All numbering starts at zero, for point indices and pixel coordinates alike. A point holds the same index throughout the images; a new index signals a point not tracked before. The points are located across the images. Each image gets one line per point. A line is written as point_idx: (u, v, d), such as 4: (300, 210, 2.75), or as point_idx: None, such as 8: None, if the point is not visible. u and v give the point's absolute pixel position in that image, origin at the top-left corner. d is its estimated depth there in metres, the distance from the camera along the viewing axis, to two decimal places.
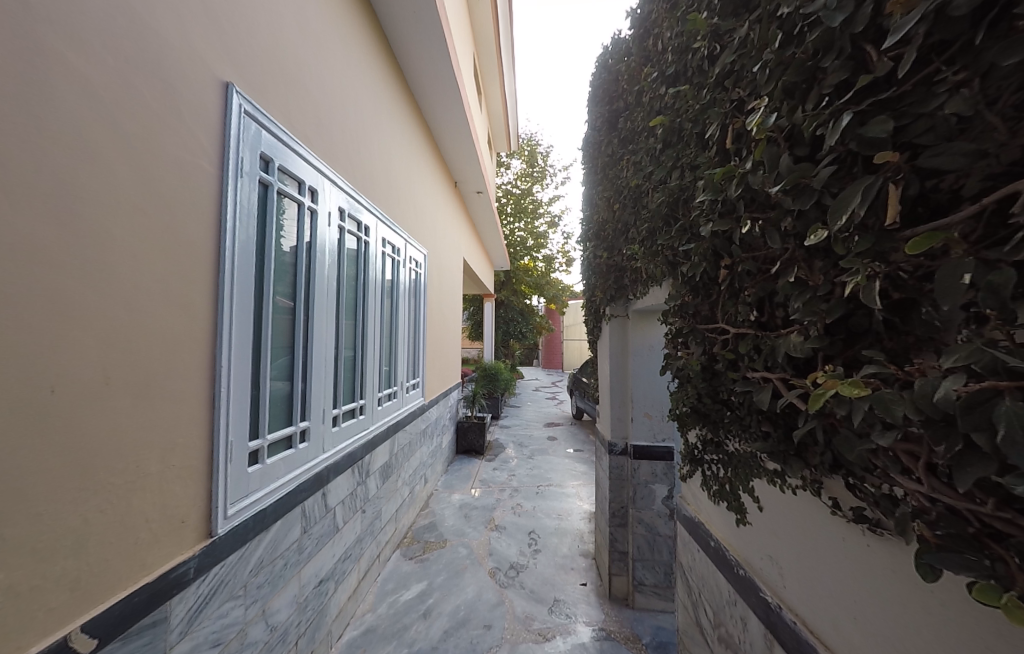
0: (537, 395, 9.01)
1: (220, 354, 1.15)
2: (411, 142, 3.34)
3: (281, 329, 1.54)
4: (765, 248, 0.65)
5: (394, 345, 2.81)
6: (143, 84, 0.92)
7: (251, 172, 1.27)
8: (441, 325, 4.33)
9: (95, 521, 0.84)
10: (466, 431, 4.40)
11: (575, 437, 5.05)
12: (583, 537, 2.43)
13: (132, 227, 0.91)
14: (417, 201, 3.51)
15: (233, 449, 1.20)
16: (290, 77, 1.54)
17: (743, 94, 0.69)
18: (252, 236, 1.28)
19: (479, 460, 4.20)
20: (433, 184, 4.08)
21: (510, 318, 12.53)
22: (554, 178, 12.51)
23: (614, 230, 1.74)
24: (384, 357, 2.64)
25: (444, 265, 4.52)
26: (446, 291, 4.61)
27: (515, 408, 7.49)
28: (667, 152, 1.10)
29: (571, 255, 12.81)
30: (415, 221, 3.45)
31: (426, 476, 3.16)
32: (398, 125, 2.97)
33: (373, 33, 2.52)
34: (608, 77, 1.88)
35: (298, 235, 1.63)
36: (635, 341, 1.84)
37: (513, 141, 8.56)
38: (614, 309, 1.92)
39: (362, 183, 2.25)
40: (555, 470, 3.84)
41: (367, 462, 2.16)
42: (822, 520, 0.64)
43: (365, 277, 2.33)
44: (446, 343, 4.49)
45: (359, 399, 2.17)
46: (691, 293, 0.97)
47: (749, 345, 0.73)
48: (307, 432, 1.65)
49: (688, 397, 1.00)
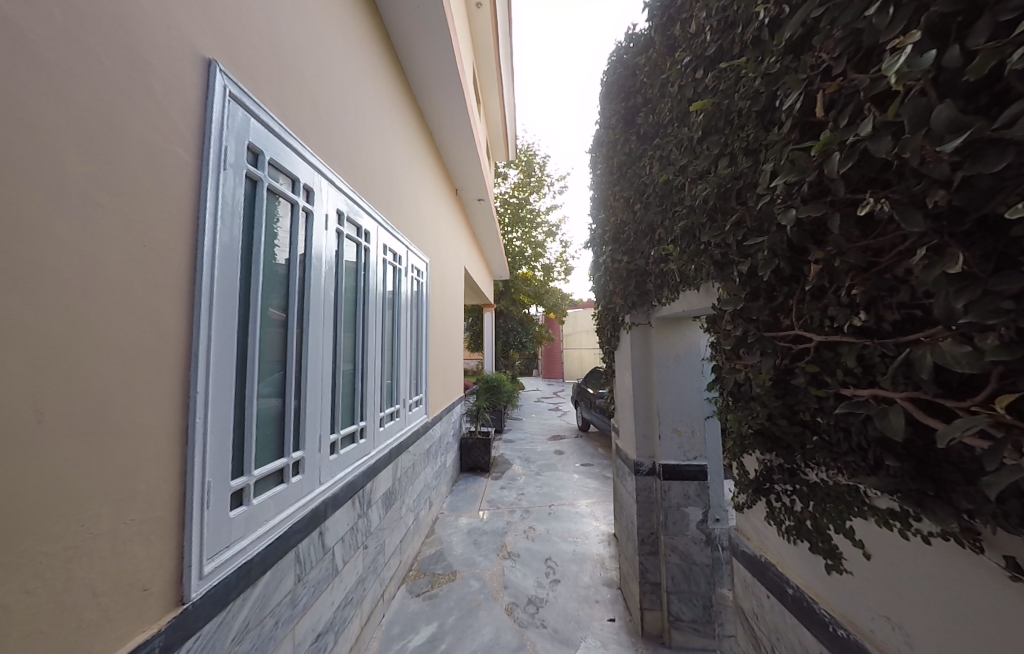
0: (540, 407, 8.81)
1: (196, 379, 1.00)
2: (413, 149, 3.27)
3: (271, 345, 1.39)
4: (880, 235, 0.55)
5: (396, 361, 2.67)
6: (103, 50, 0.80)
7: (236, 164, 1.15)
8: (443, 337, 4.20)
9: (19, 606, 0.67)
10: (470, 448, 4.21)
11: (584, 451, 4.86)
12: (604, 564, 2.26)
13: (86, 217, 0.77)
14: (418, 209, 3.41)
15: (211, 491, 1.04)
16: (287, 63, 1.42)
17: (831, 54, 0.62)
18: (236, 244, 1.15)
19: (485, 478, 4.01)
20: (434, 193, 4.00)
21: (510, 328, 12.42)
22: (551, 188, 12.53)
23: (635, 232, 1.64)
24: (386, 371, 2.49)
25: (445, 275, 4.40)
26: (447, 302, 4.49)
27: (518, 420, 7.31)
28: (709, 139, 1.00)
29: (569, 264, 12.75)
30: (416, 230, 3.34)
31: (431, 498, 2.98)
32: (400, 132, 2.89)
33: (376, 36, 2.46)
34: (625, 73, 1.79)
35: (294, 240, 1.50)
36: (661, 351, 1.71)
37: (510, 150, 8.56)
38: (634, 317, 1.82)
39: (362, 186, 2.12)
40: (567, 488, 3.65)
41: (368, 492, 1.97)
42: (984, 585, 0.49)
43: (364, 287, 2.19)
44: (448, 356, 4.34)
45: (359, 421, 2.00)
46: (751, 297, 0.85)
47: (856, 360, 0.60)
48: (301, 463, 1.49)
49: (752, 417, 0.85)
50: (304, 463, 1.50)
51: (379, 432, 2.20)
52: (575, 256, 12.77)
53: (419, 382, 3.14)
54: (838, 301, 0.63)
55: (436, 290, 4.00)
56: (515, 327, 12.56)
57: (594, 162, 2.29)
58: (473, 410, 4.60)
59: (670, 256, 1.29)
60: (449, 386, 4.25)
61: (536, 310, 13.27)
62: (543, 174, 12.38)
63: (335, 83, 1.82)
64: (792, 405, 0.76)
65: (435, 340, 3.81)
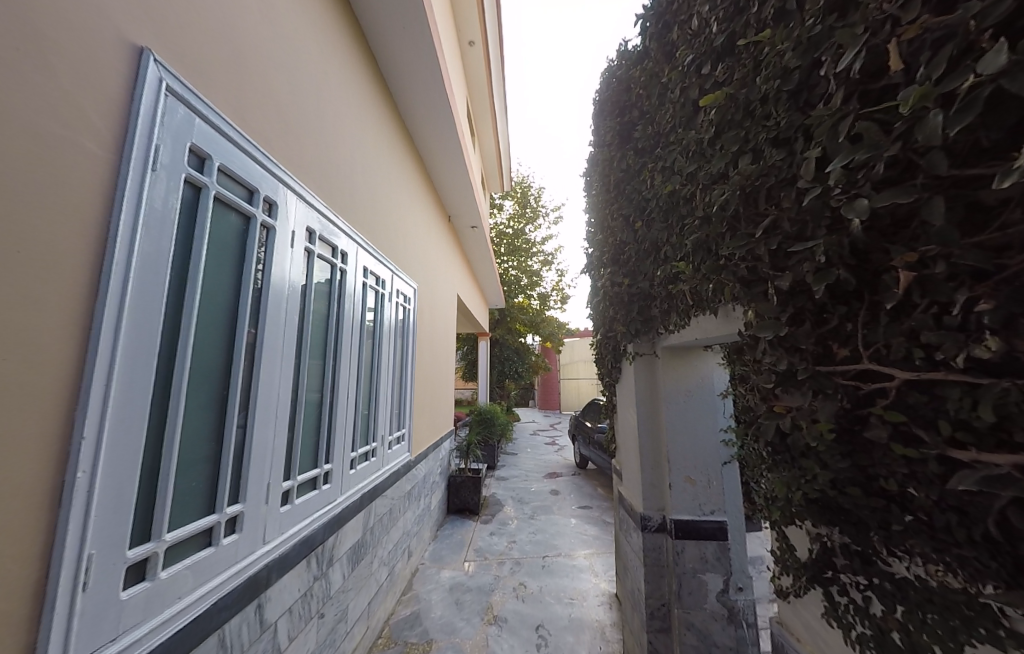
0: (537, 441, 8.42)
1: (88, 387, 0.93)
2: (403, 176, 3.32)
3: (211, 369, 1.34)
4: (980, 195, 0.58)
5: (376, 392, 2.57)
6: (12, 51, 0.81)
7: (171, 170, 1.14)
8: (433, 365, 4.04)
9: None
10: (458, 487, 3.90)
11: (581, 491, 4.54)
12: (603, 633, 1.97)
13: None
14: (408, 234, 3.40)
15: (89, 554, 0.92)
16: (250, 76, 1.49)
17: (890, 11, 0.63)
18: (161, 255, 1.10)
19: (474, 522, 3.69)
20: (427, 220, 4.01)
21: (505, 358, 12.21)
22: (547, 219, 12.69)
23: (638, 250, 1.58)
24: (363, 399, 2.38)
25: (438, 302, 4.31)
26: (439, 329, 4.32)
27: (512, 455, 6.97)
28: (726, 133, 0.98)
29: (566, 294, 12.69)
30: (405, 254, 3.31)
31: (411, 548, 2.66)
32: (386, 160, 2.95)
33: (364, 67, 2.58)
34: (617, 90, 1.73)
35: (247, 262, 1.47)
36: (668, 384, 1.65)
37: (507, 181, 8.69)
38: (638, 346, 1.79)
39: (337, 202, 2.16)
40: (562, 534, 3.35)
41: (332, 548, 1.86)
42: None
43: (338, 312, 2.16)
44: (438, 386, 4.16)
45: (324, 464, 1.93)
46: (794, 319, 0.87)
47: (991, 410, 0.56)
48: (238, 519, 1.40)
49: (824, 495, 0.88)
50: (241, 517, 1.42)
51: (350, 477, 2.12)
52: (571, 286, 12.77)
53: (406, 415, 3.01)
54: (915, 350, 0.66)
55: (427, 316, 3.89)
56: (511, 357, 12.32)
57: (589, 183, 2.18)
58: (463, 445, 4.30)
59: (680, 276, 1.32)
60: (438, 419, 4.03)
61: (534, 340, 13.03)
62: (540, 205, 12.57)
63: (306, 100, 1.88)
64: (866, 465, 0.79)
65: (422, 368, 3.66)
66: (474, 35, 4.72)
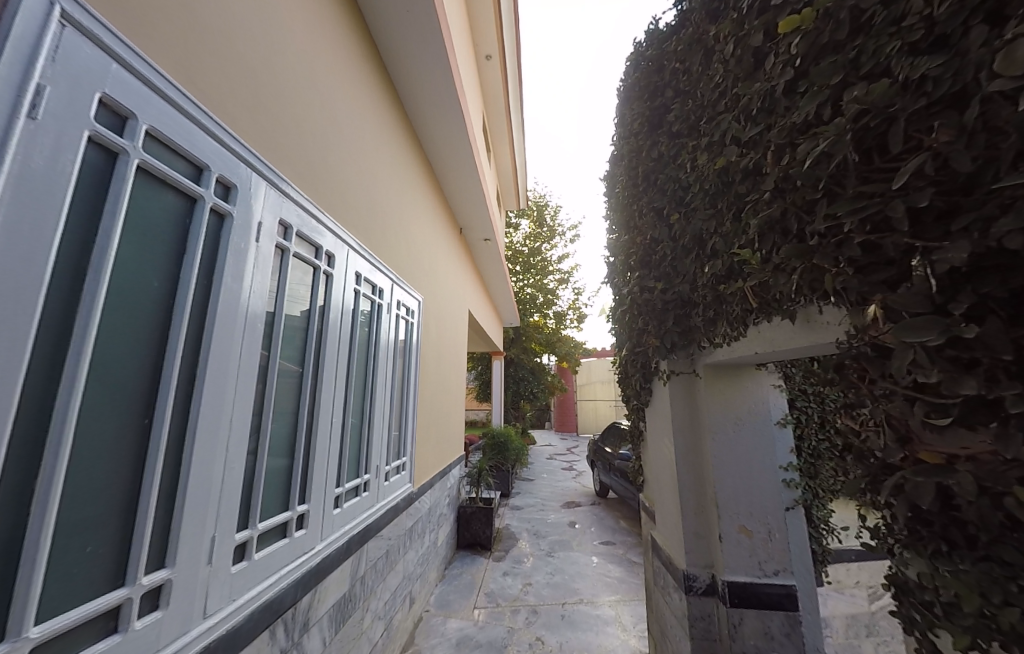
0: (554, 466, 8.04)
1: None
2: (412, 186, 3.45)
3: (130, 383, 1.27)
4: None
5: (353, 418, 2.50)
6: None
7: (59, 125, 1.07)
8: (441, 380, 3.90)
9: None
10: (469, 519, 3.63)
11: (603, 524, 4.20)
12: None
13: None
14: (414, 243, 3.44)
15: None
16: (221, 62, 1.59)
17: None
18: (37, 244, 1.02)
19: (485, 560, 3.41)
20: (440, 232, 4.07)
21: (520, 378, 11.97)
22: (564, 237, 12.64)
23: (705, 211, 1.67)
24: (353, 409, 2.50)
25: (450, 316, 4.24)
26: (450, 346, 4.21)
27: (528, 481, 6.63)
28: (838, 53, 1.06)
29: (583, 312, 12.44)
30: (408, 262, 3.33)
31: (413, 593, 2.74)
32: (391, 167, 3.07)
33: (374, 80, 2.79)
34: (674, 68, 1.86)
35: (182, 291, 1.41)
36: (714, 419, 1.89)
37: (524, 198, 8.67)
38: (672, 369, 2.11)
39: (321, 195, 2.24)
40: (582, 576, 3.05)
41: (306, 612, 1.88)
42: None
43: (320, 326, 2.23)
44: (446, 402, 3.99)
45: (297, 507, 1.95)
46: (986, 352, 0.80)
47: None
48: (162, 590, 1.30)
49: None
50: (169, 587, 1.31)
51: (332, 516, 2.16)
52: (588, 304, 12.55)
53: (395, 442, 2.93)
54: None
55: (433, 329, 3.79)
56: (527, 376, 12.04)
57: (644, 165, 2.16)
58: (473, 472, 4.04)
59: (744, 265, 1.44)
60: (446, 438, 3.84)
61: (550, 359, 12.75)
62: (556, 223, 12.53)
63: (295, 100, 2.03)
64: None
65: (426, 381, 3.54)
66: (492, 49, 4.73)
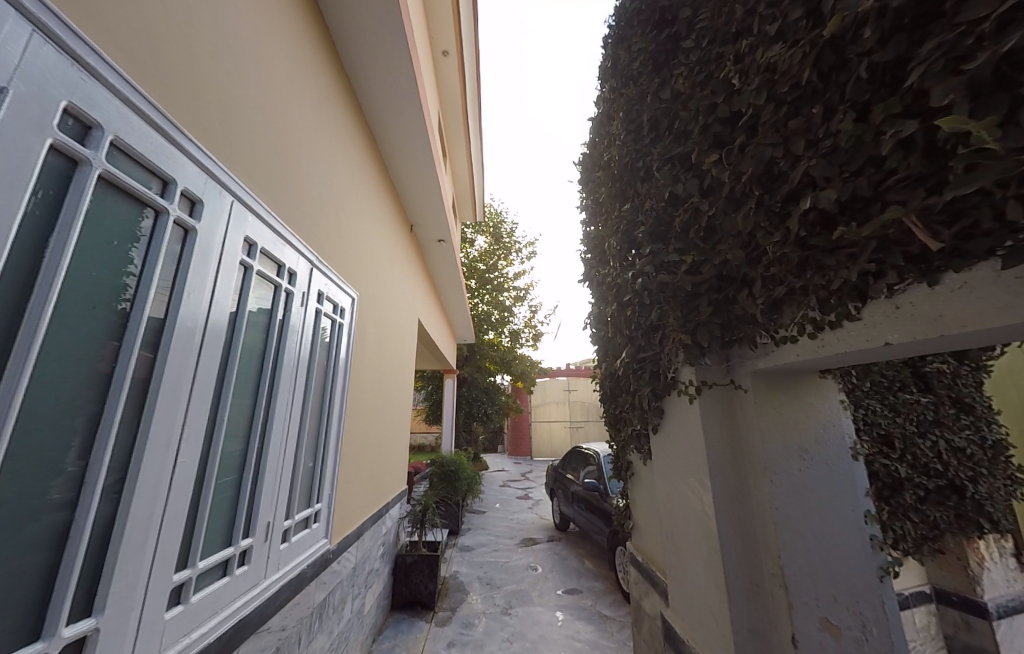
0: (508, 495, 7.42)
1: None
2: (361, 180, 2.88)
3: None
4: None
5: (280, 456, 1.75)
6: None
7: None
8: (396, 397, 3.39)
9: None
10: (408, 572, 2.95)
11: (567, 565, 3.69)
12: None
13: None
14: (381, 261, 3.13)
15: None
16: None
17: None
18: None
19: (427, 625, 2.74)
20: (399, 245, 3.77)
21: (474, 398, 11.36)
22: (521, 254, 12.46)
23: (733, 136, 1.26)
24: (236, 428, 1.50)
25: (405, 330, 3.80)
26: (398, 361, 3.51)
27: (481, 514, 5.98)
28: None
29: (539, 331, 12.19)
30: (377, 277, 2.99)
31: None
32: (360, 182, 2.81)
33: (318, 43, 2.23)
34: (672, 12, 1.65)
35: None
36: (773, 459, 1.37)
37: (482, 211, 8.35)
38: (701, 381, 1.60)
39: (242, 170, 1.54)
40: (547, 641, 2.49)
41: None
42: None
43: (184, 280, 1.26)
44: (398, 418, 3.45)
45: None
46: None
47: None
48: None
49: None
50: None
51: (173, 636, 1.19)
52: (544, 322, 12.33)
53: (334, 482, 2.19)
54: None
55: (392, 343, 3.33)
56: (479, 397, 11.38)
57: (629, 132, 1.91)
58: (416, 512, 3.37)
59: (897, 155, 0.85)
60: (394, 460, 3.24)
61: (504, 379, 12.25)
62: (513, 240, 12.35)
63: (236, 62, 1.51)
64: None
65: (386, 398, 3.06)
66: (449, 45, 4.39)
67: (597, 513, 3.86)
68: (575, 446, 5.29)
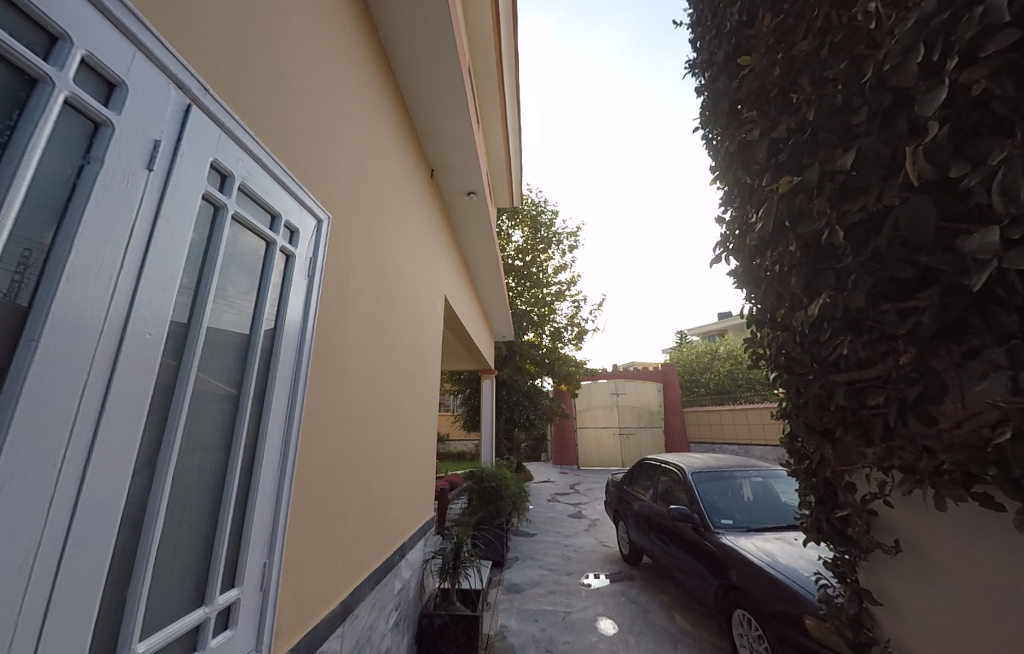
0: (557, 512, 6.49)
1: None
2: (385, 109, 2.06)
3: None
4: None
5: (128, 569, 0.68)
6: None
7: None
8: (421, 396, 2.61)
9: None
10: (435, 640, 2.14)
11: (651, 627, 2.72)
12: None
13: None
14: (413, 228, 2.39)
15: None
16: None
17: None
18: None
19: None
20: (433, 219, 3.06)
21: (514, 402, 10.56)
22: (561, 245, 11.52)
23: None
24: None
25: (436, 312, 3.04)
26: (426, 347, 2.73)
27: (529, 538, 5.10)
28: None
29: (583, 328, 11.17)
30: (408, 243, 2.24)
31: None
32: (389, 125, 2.11)
33: None
34: None
35: None
36: None
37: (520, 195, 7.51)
38: None
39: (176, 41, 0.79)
40: None
41: None
42: None
43: None
44: (423, 422, 2.68)
45: None
46: None
47: None
48: None
49: None
50: None
51: None
52: (589, 319, 11.29)
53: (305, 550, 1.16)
54: None
55: (421, 330, 2.58)
56: (521, 401, 10.57)
57: None
58: (445, 548, 2.56)
59: None
60: (418, 475, 2.46)
61: (548, 382, 11.36)
62: (552, 231, 11.44)
63: None
64: None
65: (410, 399, 2.31)
66: None
67: (690, 553, 2.88)
68: (643, 457, 4.50)
